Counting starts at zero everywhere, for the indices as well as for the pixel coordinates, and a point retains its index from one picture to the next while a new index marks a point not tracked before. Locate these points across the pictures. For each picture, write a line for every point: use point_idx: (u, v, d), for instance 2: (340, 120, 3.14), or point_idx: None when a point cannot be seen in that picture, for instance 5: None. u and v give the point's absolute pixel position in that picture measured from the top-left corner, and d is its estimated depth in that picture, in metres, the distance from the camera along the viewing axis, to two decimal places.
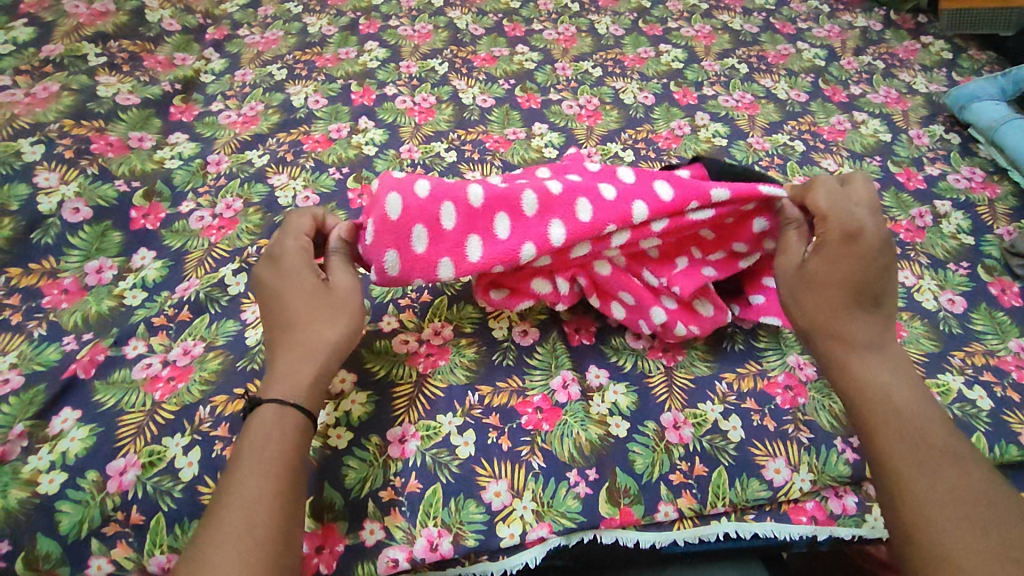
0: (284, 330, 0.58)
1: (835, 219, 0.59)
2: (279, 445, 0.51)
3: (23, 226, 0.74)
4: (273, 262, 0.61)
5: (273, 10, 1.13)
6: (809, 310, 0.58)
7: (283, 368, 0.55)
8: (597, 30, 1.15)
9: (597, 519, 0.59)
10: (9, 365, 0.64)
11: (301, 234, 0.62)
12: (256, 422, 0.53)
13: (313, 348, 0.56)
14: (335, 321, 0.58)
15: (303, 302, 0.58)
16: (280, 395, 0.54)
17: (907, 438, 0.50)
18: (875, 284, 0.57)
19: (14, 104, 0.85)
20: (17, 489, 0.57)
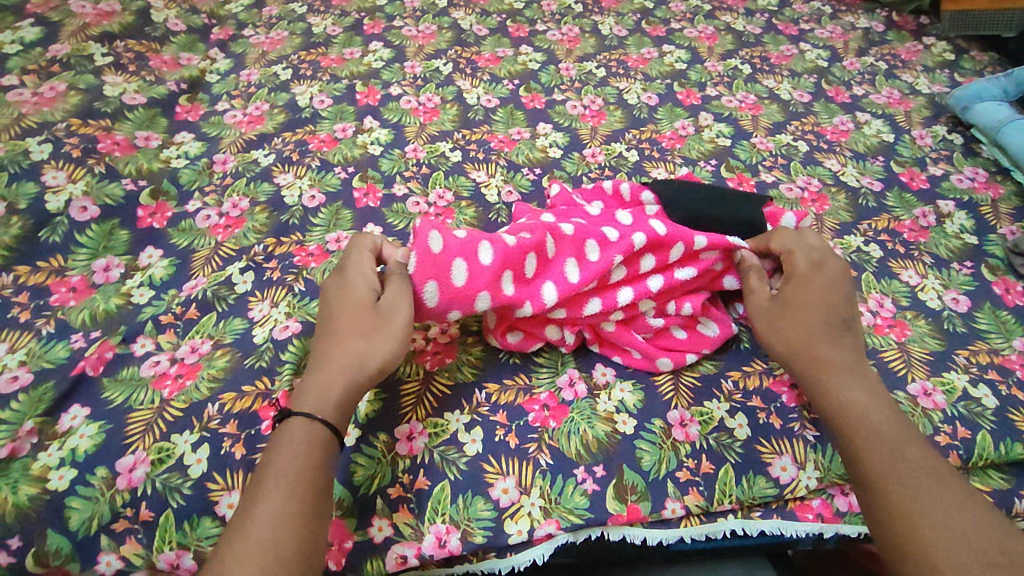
0: (325, 339, 0.58)
1: (800, 253, 0.66)
2: (306, 461, 0.52)
3: (31, 224, 0.74)
4: (335, 273, 0.63)
5: (278, 11, 1.13)
6: (785, 337, 0.61)
7: (314, 383, 0.56)
8: (601, 31, 1.15)
9: (605, 516, 0.59)
10: (18, 363, 0.64)
11: (365, 251, 0.63)
12: (284, 436, 0.53)
13: (344, 363, 0.56)
14: (372, 338, 0.57)
15: (347, 316, 0.59)
16: (309, 410, 0.54)
17: (888, 453, 0.53)
18: (840, 310, 0.62)
19: (21, 103, 0.85)
20: (28, 485, 0.57)
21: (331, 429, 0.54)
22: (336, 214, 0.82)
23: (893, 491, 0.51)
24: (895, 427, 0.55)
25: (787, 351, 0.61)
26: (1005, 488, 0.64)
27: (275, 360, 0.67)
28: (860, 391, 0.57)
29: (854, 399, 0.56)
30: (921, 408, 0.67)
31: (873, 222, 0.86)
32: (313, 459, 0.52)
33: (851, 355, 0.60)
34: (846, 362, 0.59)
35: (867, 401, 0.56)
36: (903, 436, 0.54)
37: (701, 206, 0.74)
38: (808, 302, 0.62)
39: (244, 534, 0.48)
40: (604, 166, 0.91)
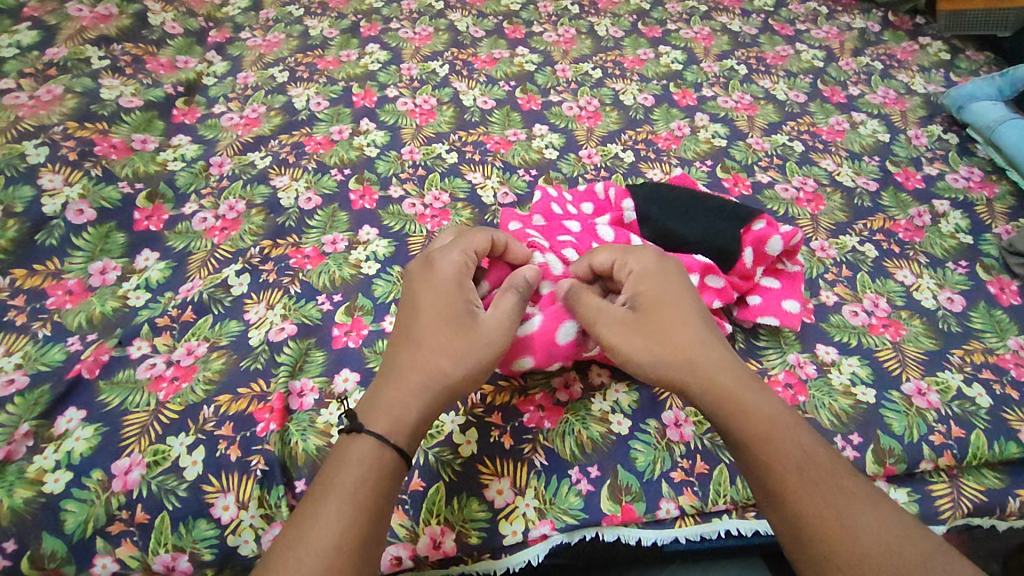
0: (409, 350, 0.56)
1: (630, 259, 0.60)
2: (365, 487, 0.49)
3: (28, 227, 0.74)
4: (429, 273, 0.59)
5: (275, 14, 1.13)
6: (662, 354, 0.55)
7: (387, 400, 0.53)
8: (597, 32, 1.16)
9: (599, 517, 0.59)
10: (14, 366, 0.65)
11: (466, 250, 0.60)
12: (345, 456, 0.50)
13: (428, 382, 0.54)
14: (463, 360, 0.55)
15: (441, 328, 0.56)
16: (381, 432, 0.51)
17: (802, 479, 0.48)
18: (700, 314, 0.57)
19: (18, 107, 0.85)
20: (23, 488, 0.57)
21: (399, 453, 0.51)
22: (332, 216, 0.82)
23: (829, 524, 0.46)
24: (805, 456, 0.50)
25: (666, 366, 0.55)
26: (1000, 487, 0.64)
27: (271, 362, 0.67)
28: (772, 411, 0.52)
29: (760, 422, 0.51)
30: (915, 407, 0.67)
31: (868, 222, 0.86)
32: (370, 483, 0.49)
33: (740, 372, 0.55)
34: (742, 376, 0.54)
35: (773, 421, 0.51)
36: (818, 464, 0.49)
37: (675, 224, 0.71)
38: (670, 312, 0.57)
39: (295, 558, 0.45)
40: (600, 168, 0.91)
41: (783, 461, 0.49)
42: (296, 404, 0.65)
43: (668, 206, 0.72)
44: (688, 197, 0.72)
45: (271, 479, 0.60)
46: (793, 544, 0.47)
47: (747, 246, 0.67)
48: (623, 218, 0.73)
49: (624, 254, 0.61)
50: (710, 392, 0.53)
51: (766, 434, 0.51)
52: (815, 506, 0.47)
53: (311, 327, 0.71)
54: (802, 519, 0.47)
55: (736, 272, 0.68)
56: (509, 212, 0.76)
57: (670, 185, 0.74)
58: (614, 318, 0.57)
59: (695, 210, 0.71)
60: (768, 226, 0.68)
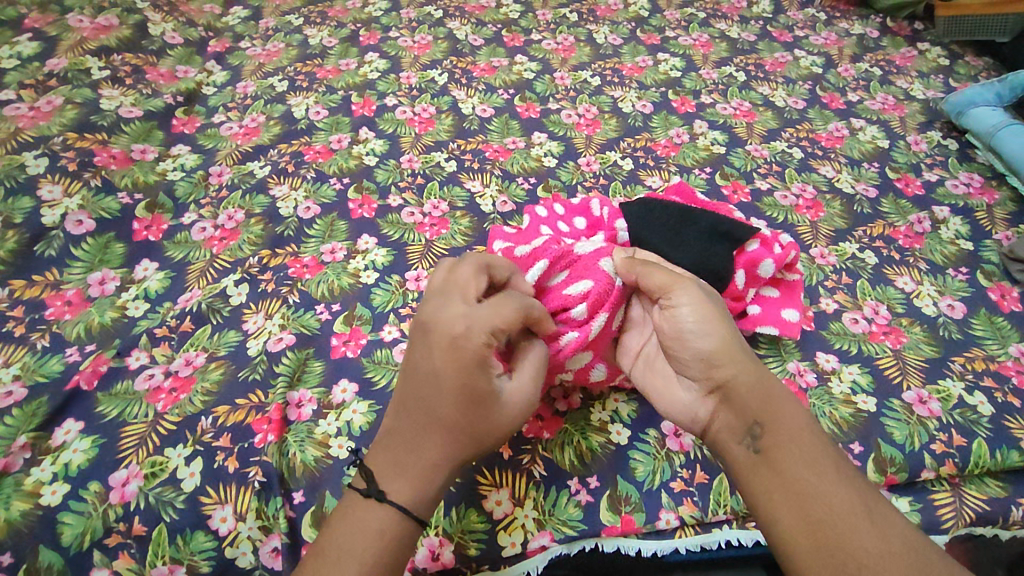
0: (433, 427, 0.52)
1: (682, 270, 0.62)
2: (382, 556, 0.49)
3: (27, 237, 0.75)
4: (451, 343, 0.51)
5: (275, 23, 1.14)
6: (720, 342, 0.55)
7: (412, 467, 0.51)
8: (596, 40, 1.16)
9: (598, 528, 0.59)
10: (12, 377, 0.64)
11: (495, 326, 0.52)
12: (365, 519, 0.50)
13: (451, 455, 0.52)
14: (487, 436, 0.52)
15: (465, 405, 0.51)
16: (404, 503, 0.50)
17: (824, 479, 0.49)
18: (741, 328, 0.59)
19: (18, 118, 0.85)
20: (20, 500, 0.56)
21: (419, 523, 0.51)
22: (331, 225, 0.82)
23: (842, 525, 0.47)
24: (831, 459, 0.50)
25: (722, 352, 0.54)
26: (1003, 496, 0.63)
27: (269, 373, 0.67)
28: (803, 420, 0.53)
29: (786, 426, 0.52)
30: (916, 416, 0.67)
31: (868, 228, 0.86)
32: (388, 552, 0.49)
33: (772, 378, 0.55)
34: (769, 381, 0.54)
35: (802, 426, 0.52)
36: (842, 470, 0.50)
37: (665, 247, 0.68)
38: (718, 311, 0.56)
39: None
40: (598, 175, 0.91)
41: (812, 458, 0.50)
42: (294, 414, 0.65)
43: (660, 225, 0.70)
44: (681, 217, 0.69)
45: (269, 491, 0.60)
46: (808, 534, 0.47)
47: (740, 267, 0.68)
48: (616, 238, 0.71)
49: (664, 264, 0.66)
50: (751, 388, 0.54)
51: (794, 436, 0.51)
52: (832, 504, 0.48)
53: (309, 337, 0.71)
54: (814, 518, 0.48)
55: (730, 293, 0.68)
56: (499, 231, 0.73)
57: (663, 202, 0.72)
58: (693, 288, 0.57)
59: (686, 231, 0.68)
60: (760, 247, 0.70)
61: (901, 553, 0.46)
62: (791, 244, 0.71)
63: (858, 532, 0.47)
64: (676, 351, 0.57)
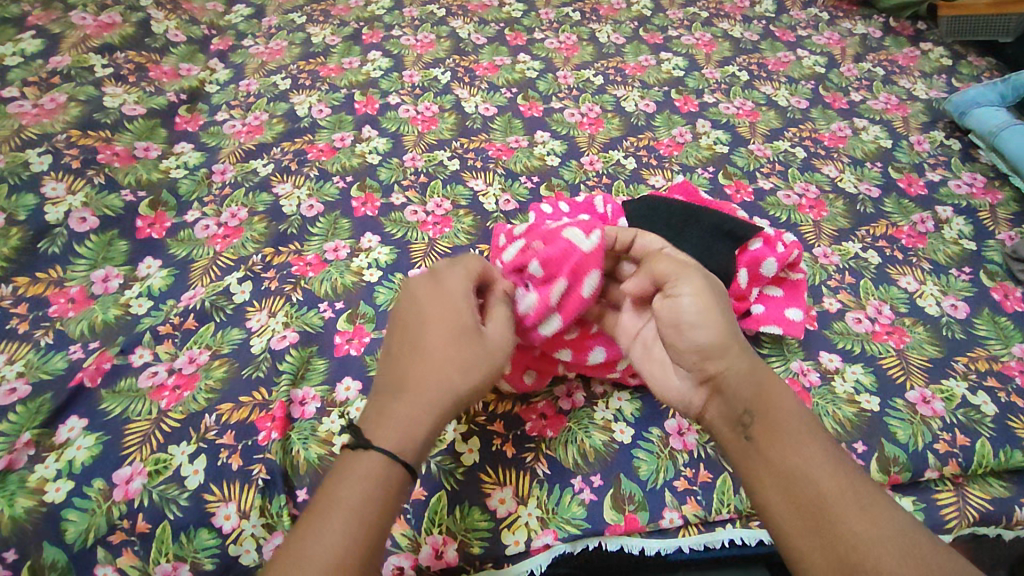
0: (417, 364, 0.53)
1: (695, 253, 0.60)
2: (369, 501, 0.47)
3: (31, 235, 0.74)
4: (436, 284, 0.56)
5: (278, 21, 1.14)
6: (718, 334, 0.54)
7: (400, 417, 0.50)
8: (598, 39, 1.16)
9: (602, 526, 0.59)
10: (15, 374, 0.65)
11: (474, 269, 0.58)
12: (352, 468, 0.48)
13: (437, 398, 0.51)
14: (470, 373, 0.52)
15: (448, 338, 0.53)
16: (391, 450, 0.48)
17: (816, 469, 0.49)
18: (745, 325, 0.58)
19: (22, 115, 0.85)
20: (24, 497, 0.56)
21: (409, 469, 0.48)
22: (334, 223, 0.82)
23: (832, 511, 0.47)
24: (822, 448, 0.51)
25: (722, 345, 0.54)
26: (1006, 496, 0.63)
27: (272, 371, 0.67)
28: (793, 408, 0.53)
29: (776, 415, 0.52)
30: (920, 415, 0.67)
31: (871, 228, 0.86)
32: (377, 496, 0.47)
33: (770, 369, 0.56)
34: (764, 372, 0.55)
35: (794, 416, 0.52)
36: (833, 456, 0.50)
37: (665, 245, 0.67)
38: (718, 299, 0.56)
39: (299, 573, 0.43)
40: (601, 174, 0.91)
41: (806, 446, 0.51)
42: (298, 412, 0.65)
43: (662, 222, 0.69)
44: (683, 216, 0.69)
45: (273, 488, 0.60)
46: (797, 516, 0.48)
47: (743, 266, 0.68)
48: None
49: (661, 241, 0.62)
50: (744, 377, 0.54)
51: (787, 428, 0.51)
52: (822, 491, 0.47)
53: (312, 335, 0.71)
54: (802, 500, 0.48)
55: (731, 292, 0.68)
56: (503, 229, 0.75)
57: (666, 201, 0.72)
58: (698, 279, 0.56)
59: (689, 229, 0.67)
60: (763, 246, 0.69)
61: (892, 537, 0.45)
62: (794, 243, 0.71)
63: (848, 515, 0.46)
64: (671, 340, 0.56)
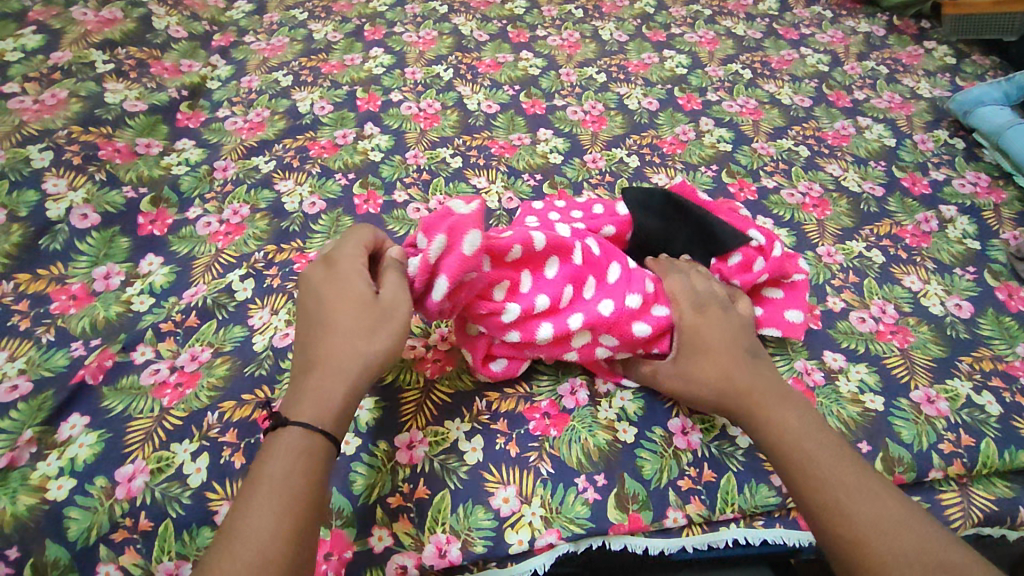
0: (320, 339, 0.54)
1: (683, 297, 0.62)
2: (297, 474, 0.47)
3: (33, 232, 0.74)
4: (329, 267, 0.57)
5: (279, 17, 1.13)
6: (710, 389, 0.59)
7: (312, 389, 0.51)
8: (601, 36, 1.16)
9: (606, 526, 0.58)
10: (17, 371, 0.64)
11: (362, 242, 0.58)
12: (276, 447, 0.49)
13: (344, 365, 0.52)
14: (377, 334, 0.53)
15: (346, 310, 0.54)
16: (307, 421, 0.50)
17: (840, 484, 0.51)
18: (741, 341, 0.61)
19: (23, 111, 0.85)
20: (26, 495, 0.56)
21: (329, 439, 0.50)
22: (336, 221, 0.82)
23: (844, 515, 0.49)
24: (829, 452, 0.53)
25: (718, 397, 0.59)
26: (1010, 496, 0.63)
27: (275, 368, 0.67)
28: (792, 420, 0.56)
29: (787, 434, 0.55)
30: (924, 415, 0.67)
31: (875, 228, 0.86)
32: (306, 469, 0.48)
33: (781, 384, 0.59)
34: (774, 391, 0.58)
35: (799, 430, 0.55)
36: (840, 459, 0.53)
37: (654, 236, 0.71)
38: (711, 334, 0.61)
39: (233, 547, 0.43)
40: (604, 172, 0.91)
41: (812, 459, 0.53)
42: None
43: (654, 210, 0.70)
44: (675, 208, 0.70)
45: None
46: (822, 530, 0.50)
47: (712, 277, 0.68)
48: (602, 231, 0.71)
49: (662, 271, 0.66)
50: (743, 401, 0.58)
51: (795, 444, 0.54)
52: (854, 505, 0.49)
53: None
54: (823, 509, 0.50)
55: None
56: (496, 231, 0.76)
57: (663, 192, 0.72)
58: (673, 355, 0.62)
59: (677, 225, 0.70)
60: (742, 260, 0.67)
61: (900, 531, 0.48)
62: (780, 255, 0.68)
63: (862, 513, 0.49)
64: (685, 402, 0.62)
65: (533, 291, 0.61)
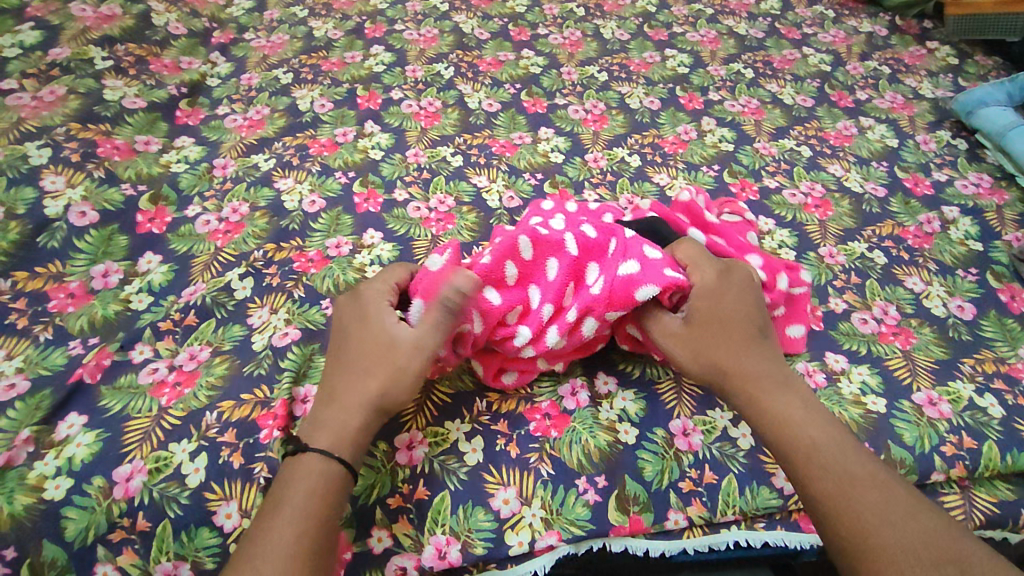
0: (342, 372, 0.57)
1: (702, 265, 0.62)
2: (315, 497, 0.50)
3: (30, 229, 0.74)
4: (355, 300, 0.61)
5: (279, 14, 1.13)
6: (707, 364, 0.58)
7: (327, 420, 0.54)
8: (603, 35, 1.15)
9: (607, 528, 0.58)
10: (14, 370, 0.64)
11: (389, 279, 0.61)
12: (295, 470, 0.51)
13: (364, 399, 0.55)
14: (393, 378, 0.55)
15: (370, 343, 0.57)
16: (325, 448, 0.52)
17: (843, 474, 0.51)
18: (754, 321, 0.59)
19: (20, 108, 0.84)
20: (23, 495, 0.56)
21: (346, 467, 0.52)
22: (336, 219, 0.81)
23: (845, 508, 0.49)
24: (835, 443, 0.53)
25: (717, 375, 0.58)
26: (1014, 499, 0.63)
27: (274, 368, 0.66)
28: (796, 409, 0.55)
29: (791, 422, 0.54)
30: (926, 417, 0.66)
31: (877, 228, 0.85)
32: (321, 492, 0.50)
33: (781, 368, 0.58)
34: (775, 377, 0.57)
35: (802, 419, 0.54)
36: (845, 448, 0.52)
37: None
38: (722, 308, 0.59)
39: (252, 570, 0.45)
40: (606, 172, 0.90)
41: (817, 449, 0.52)
42: (300, 411, 0.64)
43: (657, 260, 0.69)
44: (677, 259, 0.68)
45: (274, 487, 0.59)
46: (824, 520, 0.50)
47: None
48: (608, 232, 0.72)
49: (700, 258, 0.63)
50: (745, 386, 0.57)
51: (801, 431, 0.54)
52: (862, 499, 0.49)
53: (315, 332, 0.70)
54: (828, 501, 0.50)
55: None
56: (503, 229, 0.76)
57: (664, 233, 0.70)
58: (676, 330, 0.60)
59: None
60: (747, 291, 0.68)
61: (904, 522, 0.48)
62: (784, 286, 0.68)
63: (867, 503, 0.49)
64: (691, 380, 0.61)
65: (540, 303, 0.62)
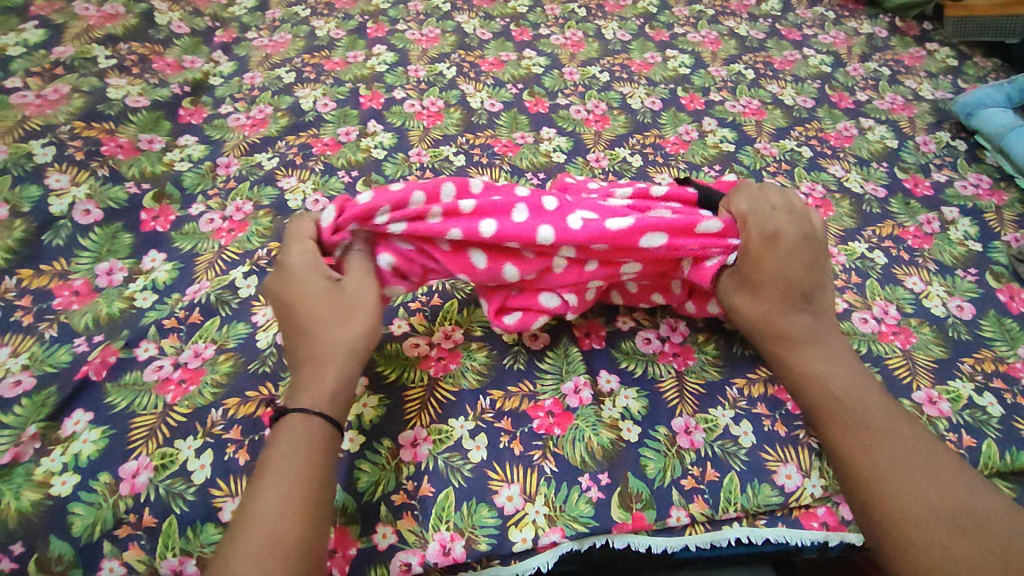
0: (297, 334, 0.58)
1: (753, 222, 0.62)
2: (297, 454, 0.51)
3: (35, 226, 0.74)
4: (281, 271, 0.60)
5: (282, 13, 1.13)
6: (754, 322, 0.62)
7: (303, 380, 0.56)
8: (604, 35, 1.16)
9: (609, 524, 0.59)
10: (20, 367, 0.64)
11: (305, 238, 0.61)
12: (277, 433, 0.53)
13: (332, 349, 0.57)
14: (351, 320, 0.58)
15: (316, 300, 0.58)
16: (306, 407, 0.54)
17: (865, 429, 0.55)
18: (803, 281, 0.61)
19: (25, 106, 0.85)
20: (30, 491, 0.56)
21: (326, 420, 0.54)
22: None
23: (866, 462, 0.54)
24: (868, 400, 0.57)
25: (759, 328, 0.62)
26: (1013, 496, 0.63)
27: (279, 365, 0.67)
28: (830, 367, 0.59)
29: (825, 379, 0.58)
30: (926, 415, 0.67)
31: (878, 228, 0.86)
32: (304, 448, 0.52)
33: (822, 328, 0.61)
34: (809, 336, 0.61)
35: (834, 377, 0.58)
36: (875, 406, 0.56)
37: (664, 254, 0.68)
38: (771, 264, 0.61)
39: (245, 533, 0.47)
40: (608, 172, 0.91)
41: (840, 405, 0.57)
42: None
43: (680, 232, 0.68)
44: None
45: None
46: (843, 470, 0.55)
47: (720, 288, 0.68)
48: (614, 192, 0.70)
49: (755, 214, 0.62)
50: (780, 341, 0.61)
51: (832, 388, 0.58)
52: (883, 456, 0.53)
53: None
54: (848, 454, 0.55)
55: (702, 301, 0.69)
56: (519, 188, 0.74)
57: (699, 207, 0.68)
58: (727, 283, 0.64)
59: None
60: None
61: (925, 479, 0.52)
62: None
63: (887, 459, 0.53)
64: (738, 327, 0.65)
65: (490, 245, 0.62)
